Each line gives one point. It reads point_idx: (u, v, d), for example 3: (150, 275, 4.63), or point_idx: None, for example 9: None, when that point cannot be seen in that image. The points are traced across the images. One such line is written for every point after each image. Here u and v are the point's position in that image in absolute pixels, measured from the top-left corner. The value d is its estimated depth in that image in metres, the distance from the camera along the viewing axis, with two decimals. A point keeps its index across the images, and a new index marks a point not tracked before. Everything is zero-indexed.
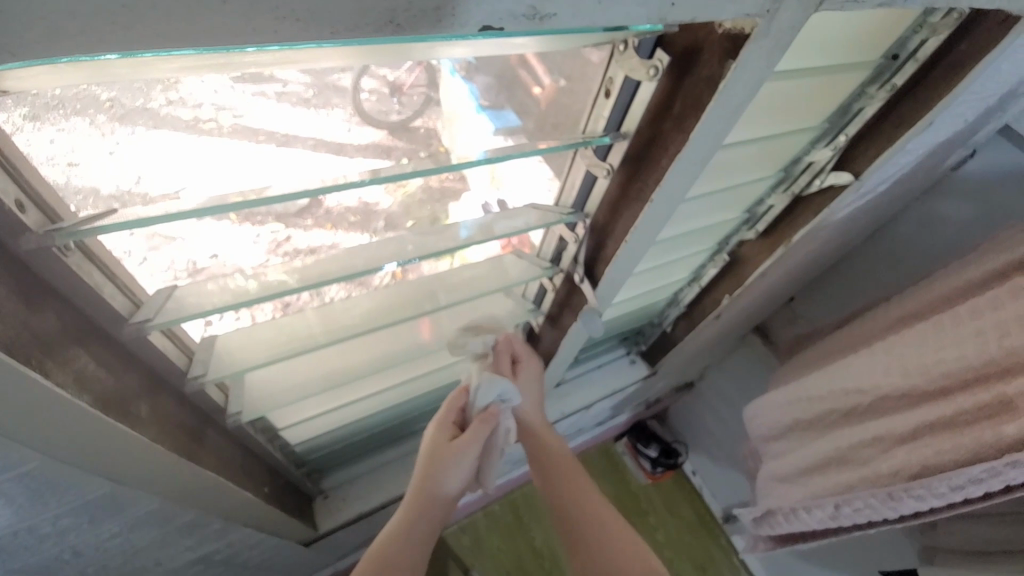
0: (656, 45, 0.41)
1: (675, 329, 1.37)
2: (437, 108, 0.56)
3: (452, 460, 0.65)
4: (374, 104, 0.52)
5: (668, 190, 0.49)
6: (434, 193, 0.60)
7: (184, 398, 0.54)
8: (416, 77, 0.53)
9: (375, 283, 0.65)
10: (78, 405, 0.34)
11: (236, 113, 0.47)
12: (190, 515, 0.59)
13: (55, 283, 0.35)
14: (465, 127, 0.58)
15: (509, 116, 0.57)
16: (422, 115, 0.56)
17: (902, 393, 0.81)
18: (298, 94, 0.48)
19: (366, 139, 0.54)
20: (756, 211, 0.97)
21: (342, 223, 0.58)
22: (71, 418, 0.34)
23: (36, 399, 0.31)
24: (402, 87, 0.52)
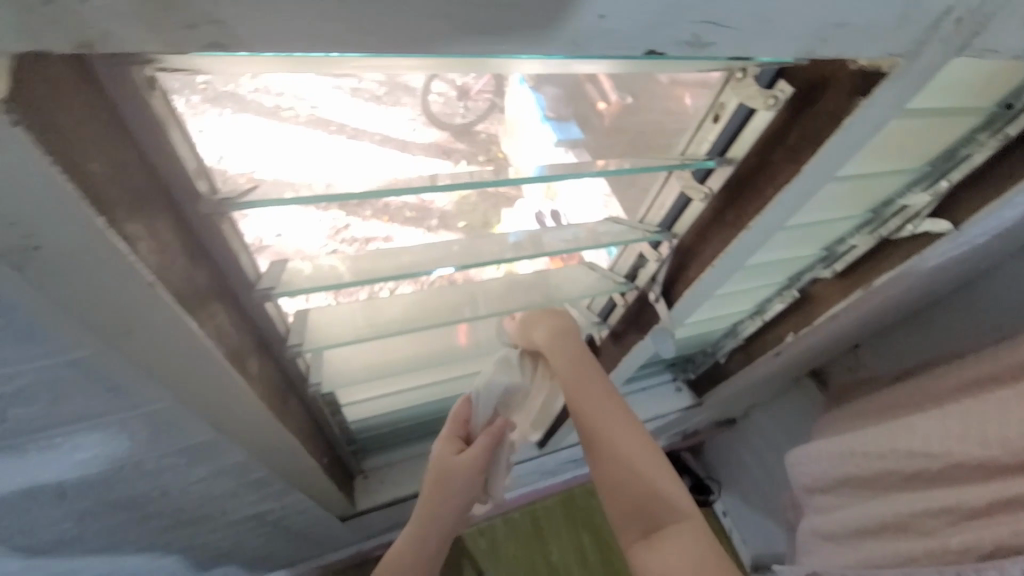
0: (777, 76, 0.41)
1: (730, 361, 1.33)
2: (501, 114, 0.61)
3: (456, 479, 0.62)
4: (441, 106, 0.57)
5: (769, 218, 0.49)
6: (488, 198, 0.61)
7: (284, 367, 0.58)
8: (483, 83, 0.58)
9: (425, 281, 0.68)
10: (218, 357, 0.38)
11: (314, 104, 0.50)
12: (262, 472, 0.64)
13: (210, 246, 0.39)
14: (523, 135, 0.62)
15: (571, 129, 0.62)
16: (483, 120, 0.60)
17: (982, 463, 0.75)
18: (371, 90, 0.51)
19: (428, 139, 0.58)
20: (835, 249, 0.94)
21: (398, 217, 0.61)
22: (209, 366, 0.37)
23: (191, 345, 0.34)
24: (468, 92, 0.58)
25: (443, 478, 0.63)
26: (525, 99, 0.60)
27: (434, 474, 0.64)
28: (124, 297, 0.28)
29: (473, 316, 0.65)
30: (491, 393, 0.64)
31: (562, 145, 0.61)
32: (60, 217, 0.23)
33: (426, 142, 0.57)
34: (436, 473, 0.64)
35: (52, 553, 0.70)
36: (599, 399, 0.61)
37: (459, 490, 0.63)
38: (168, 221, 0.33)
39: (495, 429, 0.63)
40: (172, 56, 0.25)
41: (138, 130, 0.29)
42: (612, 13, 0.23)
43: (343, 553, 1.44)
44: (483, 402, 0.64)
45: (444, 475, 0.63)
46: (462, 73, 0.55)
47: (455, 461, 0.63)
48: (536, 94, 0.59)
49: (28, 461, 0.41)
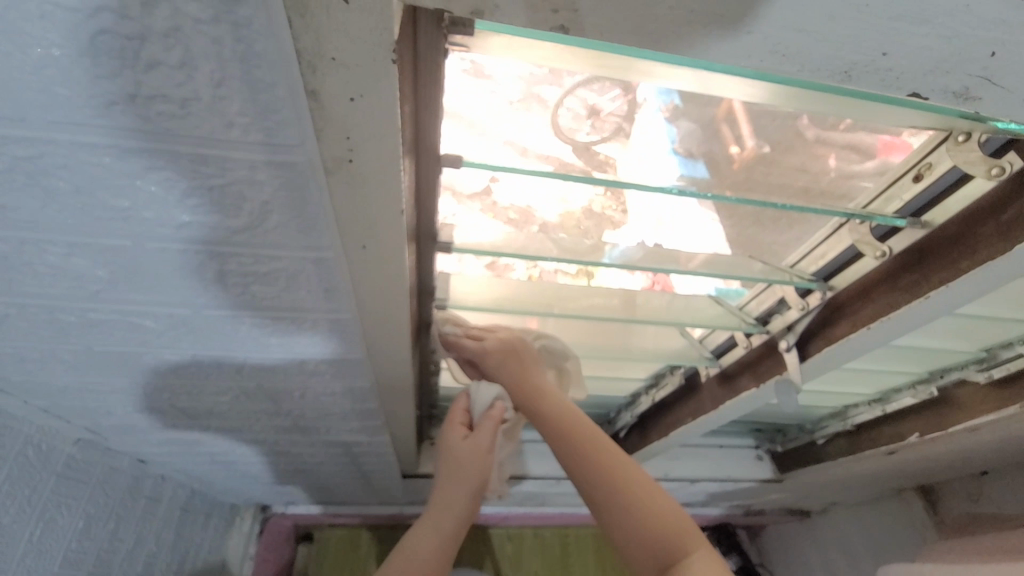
0: (1006, 146, 0.39)
1: (828, 444, 1.22)
2: (625, 136, 0.47)
3: (464, 459, 0.74)
4: (568, 118, 0.45)
5: (952, 293, 0.46)
6: (592, 216, 0.54)
7: (422, 317, 0.64)
8: (615, 106, 0.45)
9: (505, 269, 0.64)
10: (406, 287, 0.43)
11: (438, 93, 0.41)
12: (374, 404, 0.71)
13: (422, 196, 0.44)
14: (641, 162, 0.47)
15: (697, 167, 0.48)
16: (608, 142, 0.46)
17: None
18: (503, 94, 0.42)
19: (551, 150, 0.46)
20: (997, 353, 0.84)
21: (502, 215, 0.54)
22: (400, 293, 0.43)
23: (400, 270, 0.40)
24: (597, 112, 0.45)
25: (454, 460, 0.74)
26: (654, 125, 0.46)
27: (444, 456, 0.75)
28: (380, 217, 0.34)
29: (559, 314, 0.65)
30: (491, 389, 0.77)
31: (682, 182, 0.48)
32: (384, 140, 0.28)
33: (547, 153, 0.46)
34: (447, 458, 0.75)
35: (189, 426, 0.82)
36: (582, 433, 0.59)
37: (470, 470, 0.74)
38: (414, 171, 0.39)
39: (495, 416, 0.76)
40: (475, 33, 0.30)
41: (424, 85, 0.34)
42: (899, 54, 0.24)
43: (386, 509, 1.52)
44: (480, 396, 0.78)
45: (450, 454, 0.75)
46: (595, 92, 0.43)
47: (462, 443, 0.76)
48: (669, 123, 0.46)
49: (236, 337, 0.49)
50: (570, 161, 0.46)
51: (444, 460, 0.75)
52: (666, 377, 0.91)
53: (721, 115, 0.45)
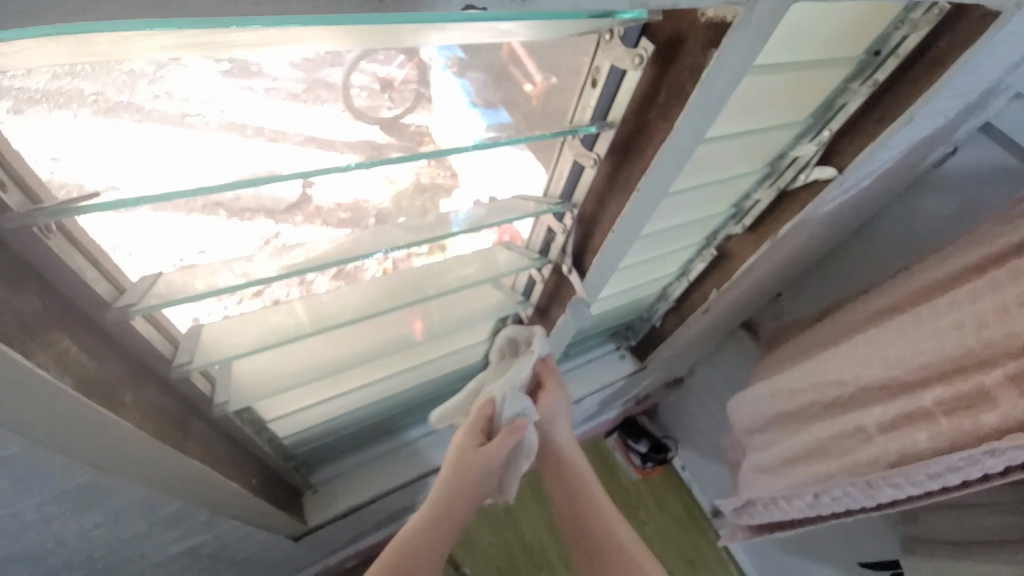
0: (642, 33, 0.41)
1: (664, 324, 1.39)
2: (428, 102, 0.55)
3: (482, 467, 0.69)
4: (365, 99, 0.53)
5: (655, 179, 0.50)
6: (425, 188, 0.58)
7: (172, 390, 0.53)
8: (405, 73, 0.52)
9: (366, 275, 0.64)
10: (65, 389, 0.34)
11: (202, 105, 0.46)
12: (177, 505, 0.59)
13: (36, 265, 0.34)
14: (451, 121, 0.56)
15: (501, 114, 0.56)
16: (413, 111, 0.55)
17: (883, 383, 0.91)
18: (289, 88, 0.48)
19: (357, 135, 0.54)
20: (743, 205, 1.00)
21: (332, 219, 0.55)
22: (59, 404, 0.34)
23: (34, 386, 0.32)
24: (392, 83, 0.53)
25: (466, 463, 0.70)
26: (451, 84, 0.54)
27: (457, 456, 0.72)
28: None
29: (436, 295, 0.63)
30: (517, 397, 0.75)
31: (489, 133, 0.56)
32: None
33: (354, 139, 0.54)
34: (459, 460, 0.71)
35: None
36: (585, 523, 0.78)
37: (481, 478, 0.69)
38: None
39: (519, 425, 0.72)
40: None
41: None
42: None
43: None
44: (507, 403, 0.75)
45: (469, 460, 0.70)
46: (383, 62, 0.50)
47: (481, 449, 0.71)
48: (461, 78, 0.53)
49: None
50: (380, 140, 0.54)
51: (457, 466, 0.71)
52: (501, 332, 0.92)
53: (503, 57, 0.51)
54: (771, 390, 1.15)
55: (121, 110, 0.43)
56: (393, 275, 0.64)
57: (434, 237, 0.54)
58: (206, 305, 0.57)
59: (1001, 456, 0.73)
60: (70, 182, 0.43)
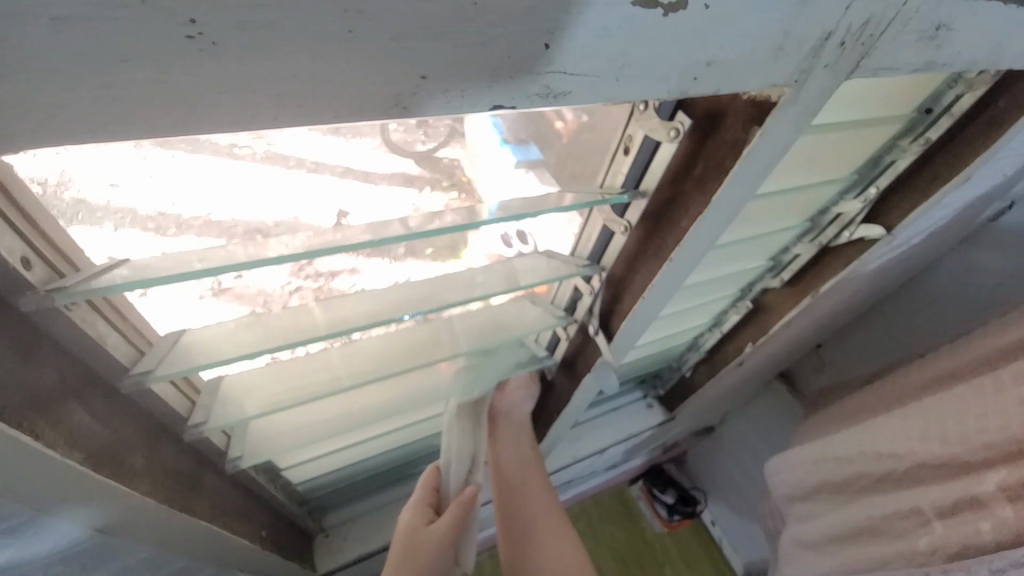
0: (677, 107, 0.40)
1: (695, 374, 1.33)
2: (462, 138, 0.63)
3: (428, 550, 0.64)
4: (401, 134, 0.62)
5: (690, 249, 0.48)
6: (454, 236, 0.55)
7: (185, 448, 0.52)
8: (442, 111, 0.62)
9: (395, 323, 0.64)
10: (69, 465, 0.33)
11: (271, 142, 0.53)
12: (183, 562, 0.57)
13: (59, 338, 0.34)
14: (484, 158, 0.63)
15: (530, 149, 0.63)
16: (447, 146, 0.64)
17: (941, 462, 0.82)
18: (330, 124, 0.54)
19: (395, 167, 0.61)
20: (781, 259, 0.96)
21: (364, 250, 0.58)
22: (56, 477, 0.33)
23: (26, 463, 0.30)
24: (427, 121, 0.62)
25: (417, 546, 0.65)
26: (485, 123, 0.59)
27: (406, 531, 0.68)
28: None
29: (458, 353, 0.62)
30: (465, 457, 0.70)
31: (520, 167, 0.61)
32: None
33: (391, 170, 0.61)
34: (409, 531, 0.67)
35: None
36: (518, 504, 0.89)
37: (434, 556, 0.64)
38: None
39: (467, 494, 0.67)
40: None
41: None
42: (437, 75, 0.26)
43: None
44: (454, 468, 0.70)
45: (416, 542, 0.65)
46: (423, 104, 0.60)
47: (427, 528, 0.66)
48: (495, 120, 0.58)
49: None
50: (413, 172, 0.62)
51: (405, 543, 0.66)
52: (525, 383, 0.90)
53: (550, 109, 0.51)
54: (814, 456, 1.07)
55: (178, 142, 0.47)
56: (415, 330, 0.63)
57: (455, 301, 0.52)
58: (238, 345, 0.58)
59: None
60: (126, 208, 0.46)
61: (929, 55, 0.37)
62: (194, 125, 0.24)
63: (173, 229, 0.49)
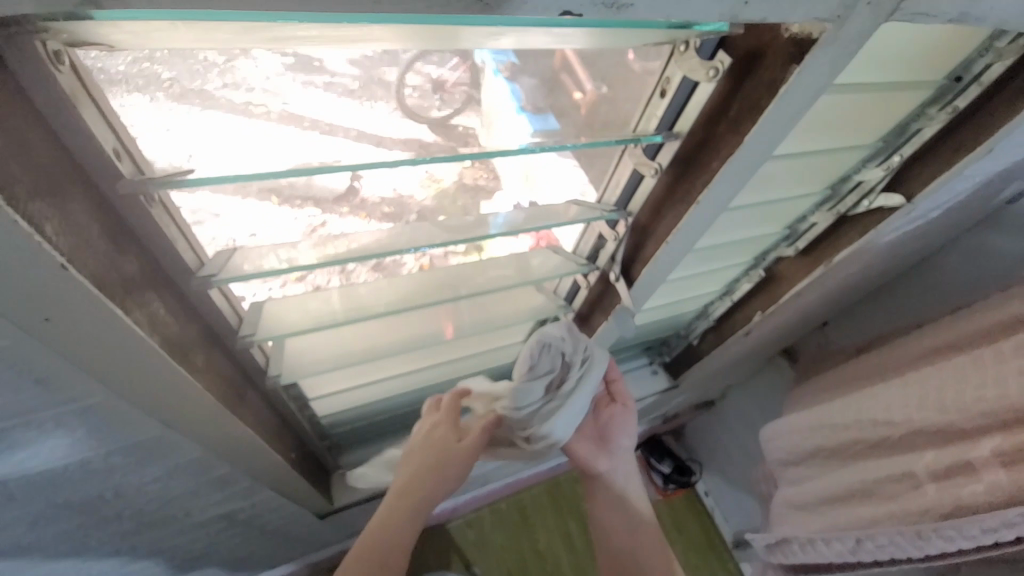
0: (719, 46, 0.41)
1: (702, 342, 1.36)
2: (478, 105, 0.63)
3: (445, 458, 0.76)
4: (416, 99, 0.60)
5: (717, 193, 0.49)
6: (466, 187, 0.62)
7: (233, 359, 0.56)
8: (458, 77, 0.61)
9: (394, 267, 0.67)
10: (149, 346, 0.37)
11: (286, 100, 0.54)
12: (224, 469, 0.63)
13: (140, 232, 0.38)
14: (501, 125, 0.63)
15: (548, 119, 0.63)
16: (462, 113, 0.63)
17: (935, 427, 0.86)
18: (345, 84, 0.55)
19: (408, 133, 0.61)
20: (797, 227, 0.97)
21: (375, 213, 0.62)
22: (137, 357, 0.36)
23: (119, 335, 0.34)
24: (444, 85, 0.61)
25: (436, 451, 0.76)
26: (501, 90, 0.62)
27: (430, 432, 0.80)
28: (34, 279, 0.29)
29: (485, 291, 0.65)
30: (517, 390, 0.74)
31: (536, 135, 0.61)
32: None
33: (404, 136, 0.61)
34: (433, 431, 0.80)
35: None
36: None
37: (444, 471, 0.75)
38: (85, 200, 0.33)
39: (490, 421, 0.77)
40: (69, 21, 0.26)
41: (43, 101, 0.29)
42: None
43: (323, 554, 1.42)
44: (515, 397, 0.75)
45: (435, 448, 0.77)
46: (437, 66, 0.58)
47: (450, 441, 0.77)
48: (512, 85, 0.61)
49: None
50: (427, 138, 0.61)
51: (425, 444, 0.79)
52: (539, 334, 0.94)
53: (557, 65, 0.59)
54: (810, 422, 1.10)
55: (191, 95, 0.49)
56: (443, 271, 0.66)
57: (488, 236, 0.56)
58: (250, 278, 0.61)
59: None
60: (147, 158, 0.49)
61: (963, 7, 0.38)
62: (273, 9, 0.26)
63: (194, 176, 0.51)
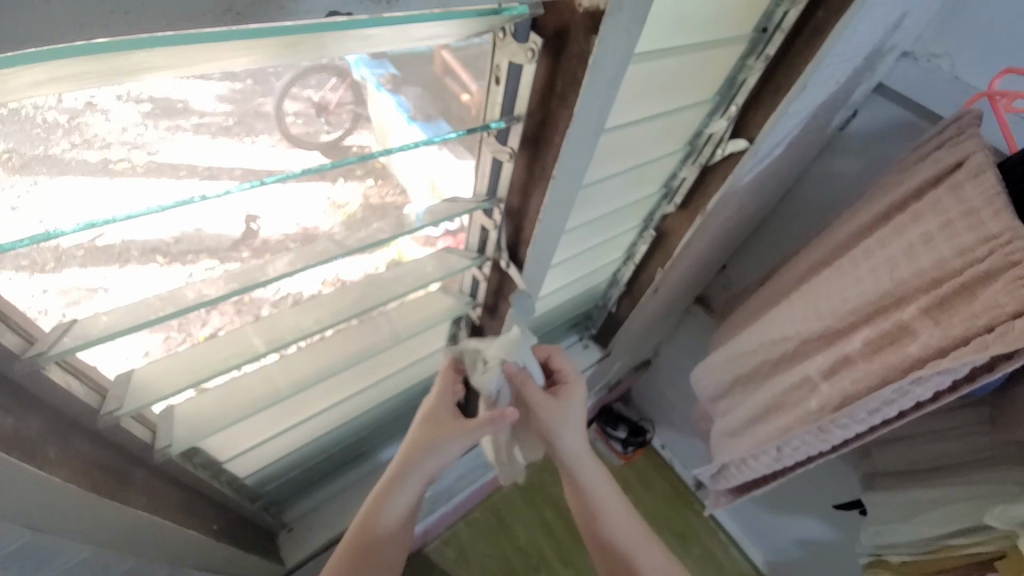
0: (530, 29, 0.43)
1: (620, 308, 1.43)
2: (367, 123, 0.62)
3: (448, 426, 0.69)
4: (301, 127, 0.58)
5: (568, 165, 0.52)
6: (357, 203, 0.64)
7: (105, 438, 0.52)
8: (339, 96, 0.58)
9: (286, 298, 0.65)
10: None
11: (153, 151, 0.50)
12: (128, 563, 0.57)
13: None
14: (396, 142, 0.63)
15: (439, 125, 0.64)
16: (353, 133, 0.62)
17: (818, 334, 0.98)
18: (219, 122, 0.52)
19: (298, 161, 0.58)
20: (672, 185, 1.05)
21: (281, 249, 0.60)
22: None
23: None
24: (327, 107, 0.59)
25: (438, 425, 0.70)
26: (386, 103, 0.61)
27: (427, 430, 0.70)
28: None
29: (388, 301, 0.64)
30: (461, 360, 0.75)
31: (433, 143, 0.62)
32: None
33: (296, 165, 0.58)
34: (430, 424, 0.70)
35: None
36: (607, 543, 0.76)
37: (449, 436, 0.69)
38: None
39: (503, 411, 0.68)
40: None
41: None
42: None
43: None
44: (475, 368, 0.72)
45: (433, 418, 0.71)
46: (316, 88, 0.56)
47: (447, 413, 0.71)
48: (397, 96, 0.60)
49: None
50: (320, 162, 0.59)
51: (392, 486, 0.68)
52: (459, 334, 0.96)
53: (439, 71, 0.58)
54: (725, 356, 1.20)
55: (37, 165, 0.44)
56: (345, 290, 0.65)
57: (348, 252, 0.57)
58: (151, 338, 0.57)
59: (926, 382, 0.78)
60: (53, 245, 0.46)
61: None
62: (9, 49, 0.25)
63: (52, 264, 0.47)
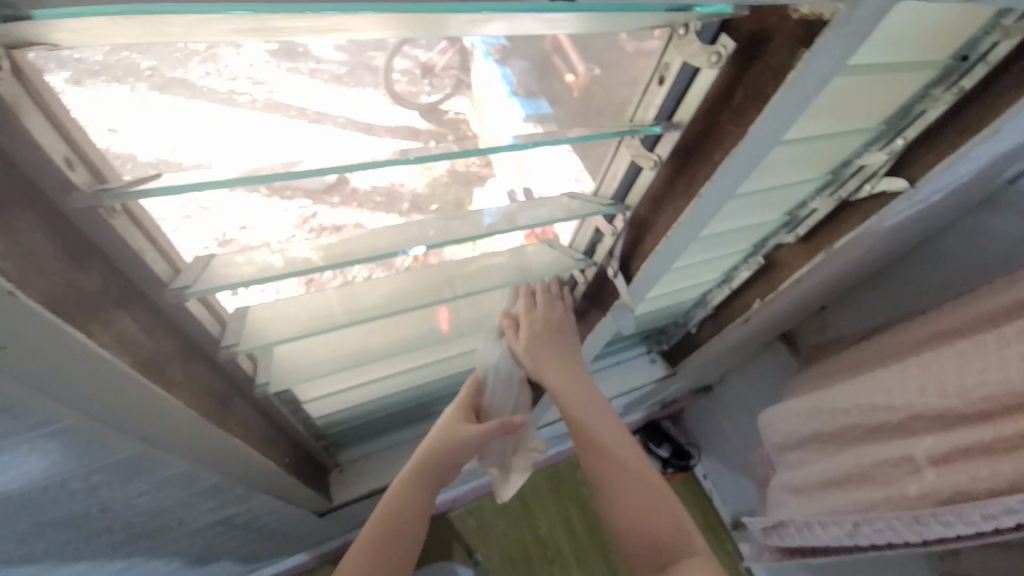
0: (720, 30, 0.39)
1: (700, 331, 1.35)
2: (468, 91, 0.62)
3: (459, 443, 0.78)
4: (406, 85, 0.58)
5: (719, 185, 0.47)
6: (457, 175, 0.62)
7: (216, 366, 0.56)
8: (447, 60, 0.60)
9: (399, 265, 0.65)
10: (98, 353, 0.36)
11: (271, 88, 0.50)
12: (214, 480, 0.62)
13: (98, 242, 0.39)
14: (491, 113, 0.62)
15: (540, 104, 0.61)
16: (451, 97, 0.62)
17: (936, 412, 0.85)
18: (332, 69, 0.52)
19: (399, 120, 0.58)
20: (798, 214, 0.95)
21: (368, 202, 0.60)
22: (88, 364, 0.36)
23: (64, 346, 0.34)
24: (433, 70, 0.60)
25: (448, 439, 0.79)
26: (489, 73, 0.61)
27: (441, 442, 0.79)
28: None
29: (464, 294, 0.62)
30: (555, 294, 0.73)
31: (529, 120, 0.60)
32: None
33: (396, 123, 0.58)
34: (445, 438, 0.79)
35: None
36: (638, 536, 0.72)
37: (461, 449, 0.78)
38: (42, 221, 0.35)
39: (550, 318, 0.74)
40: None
41: None
42: None
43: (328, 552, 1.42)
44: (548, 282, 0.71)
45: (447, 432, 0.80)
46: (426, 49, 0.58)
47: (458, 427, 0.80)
48: (501, 68, 0.60)
49: None
50: (420, 125, 0.60)
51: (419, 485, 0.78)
52: None
53: (549, 47, 0.57)
54: (809, 408, 1.10)
55: (173, 87, 0.45)
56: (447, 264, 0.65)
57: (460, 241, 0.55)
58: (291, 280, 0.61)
59: None
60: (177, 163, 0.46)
61: None
62: None
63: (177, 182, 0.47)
